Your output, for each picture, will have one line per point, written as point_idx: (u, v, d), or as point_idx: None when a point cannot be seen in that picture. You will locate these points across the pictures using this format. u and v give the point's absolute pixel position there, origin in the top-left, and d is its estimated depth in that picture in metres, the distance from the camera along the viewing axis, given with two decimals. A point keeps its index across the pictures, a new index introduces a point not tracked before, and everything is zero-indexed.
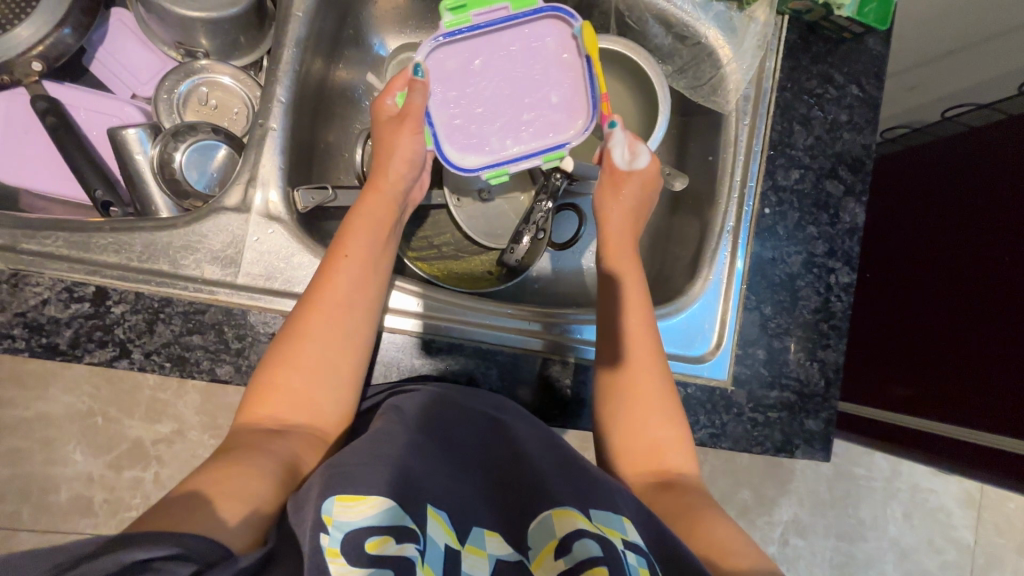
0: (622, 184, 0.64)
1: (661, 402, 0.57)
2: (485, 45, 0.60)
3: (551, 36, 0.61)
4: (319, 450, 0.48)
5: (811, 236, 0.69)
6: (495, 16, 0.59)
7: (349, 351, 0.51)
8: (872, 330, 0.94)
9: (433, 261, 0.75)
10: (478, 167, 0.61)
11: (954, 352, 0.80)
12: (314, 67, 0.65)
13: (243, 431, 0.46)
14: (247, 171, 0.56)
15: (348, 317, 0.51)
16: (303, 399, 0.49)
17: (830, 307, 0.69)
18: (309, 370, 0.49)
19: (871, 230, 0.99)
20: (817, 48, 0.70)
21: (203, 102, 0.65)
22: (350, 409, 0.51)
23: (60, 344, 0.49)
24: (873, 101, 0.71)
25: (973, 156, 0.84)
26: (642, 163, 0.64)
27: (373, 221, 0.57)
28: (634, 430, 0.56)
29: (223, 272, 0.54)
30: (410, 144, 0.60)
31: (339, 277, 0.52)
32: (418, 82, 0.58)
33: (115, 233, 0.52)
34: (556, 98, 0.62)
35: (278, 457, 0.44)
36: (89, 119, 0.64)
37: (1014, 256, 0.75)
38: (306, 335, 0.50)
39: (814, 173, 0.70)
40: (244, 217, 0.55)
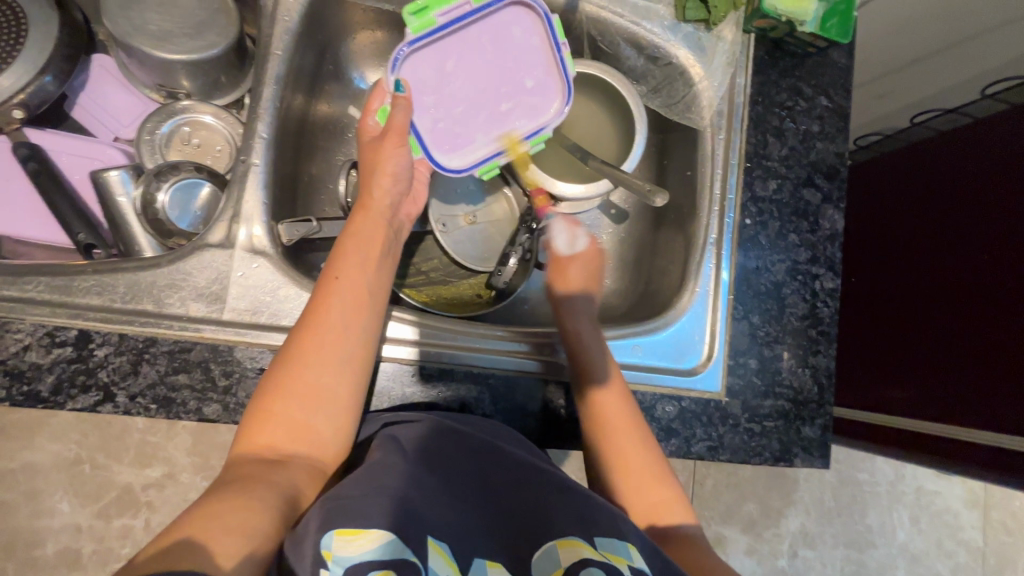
0: (566, 268, 0.69)
1: (651, 459, 0.57)
2: (452, 46, 0.61)
3: (514, 22, 0.62)
4: (315, 477, 0.47)
5: (793, 244, 0.70)
6: (458, 13, 0.59)
7: (346, 376, 0.50)
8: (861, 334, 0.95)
9: (421, 288, 0.74)
10: (469, 165, 0.63)
11: (942, 352, 0.80)
12: (295, 102, 0.66)
13: (240, 462, 0.46)
14: (231, 207, 0.56)
15: (345, 340, 0.51)
16: (301, 426, 0.48)
17: (817, 313, 0.70)
18: (306, 395, 0.49)
19: (853, 235, 1.01)
20: (785, 63, 0.72)
21: (186, 142, 0.65)
22: (348, 434, 0.50)
23: (42, 391, 0.48)
24: (843, 111, 0.73)
25: (943, 156, 0.87)
26: (580, 245, 0.70)
27: (367, 243, 0.57)
28: (637, 488, 0.57)
29: (208, 309, 0.53)
30: (397, 158, 0.60)
31: (333, 299, 0.52)
32: (401, 97, 0.59)
33: (98, 275, 0.52)
34: (532, 83, 0.63)
35: (278, 490, 0.43)
36: (73, 164, 0.63)
37: (994, 253, 0.76)
38: (304, 358, 0.49)
39: (791, 182, 0.71)
40: (228, 252, 0.55)
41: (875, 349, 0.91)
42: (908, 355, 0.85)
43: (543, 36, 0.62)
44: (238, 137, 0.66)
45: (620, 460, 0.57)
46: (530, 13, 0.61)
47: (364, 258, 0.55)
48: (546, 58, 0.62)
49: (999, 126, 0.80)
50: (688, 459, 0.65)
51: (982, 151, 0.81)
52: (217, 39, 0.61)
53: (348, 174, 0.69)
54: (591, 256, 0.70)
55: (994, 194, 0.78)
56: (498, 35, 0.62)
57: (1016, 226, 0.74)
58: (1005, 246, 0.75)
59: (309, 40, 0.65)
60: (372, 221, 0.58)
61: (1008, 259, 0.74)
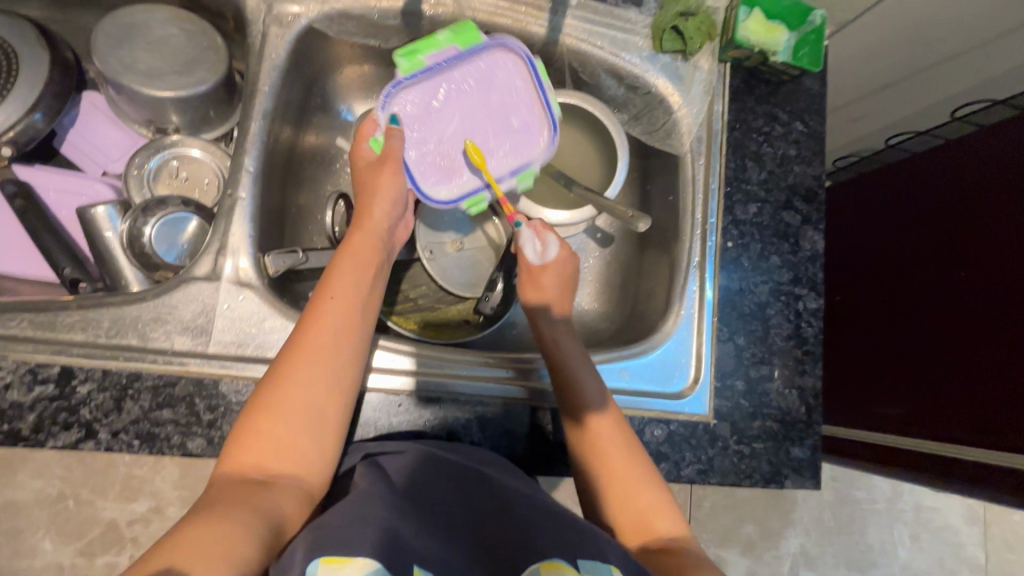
0: (539, 278, 0.65)
1: (636, 469, 0.56)
2: (442, 86, 0.63)
3: (500, 64, 0.64)
4: (302, 499, 0.47)
5: (775, 265, 0.72)
6: (447, 56, 0.62)
7: (334, 395, 0.50)
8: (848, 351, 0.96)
9: (411, 315, 0.75)
10: (456, 199, 0.65)
11: (925, 365, 0.82)
12: (283, 134, 0.68)
13: (224, 484, 0.45)
14: (217, 240, 0.56)
15: (335, 359, 0.51)
16: (289, 446, 0.48)
17: (802, 333, 0.71)
18: (293, 414, 0.48)
19: (838, 252, 1.03)
20: (760, 90, 0.75)
21: (174, 175, 0.66)
22: (333, 456, 0.50)
23: (23, 430, 0.48)
24: (818, 136, 0.75)
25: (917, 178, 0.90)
26: (551, 254, 0.65)
27: (360, 263, 0.57)
28: (621, 499, 0.55)
29: (194, 342, 0.53)
30: (391, 184, 0.61)
31: (323, 317, 0.52)
32: (394, 129, 0.61)
33: (82, 310, 0.52)
34: (519, 121, 0.65)
35: (261, 513, 0.42)
36: (60, 200, 0.63)
37: (968, 268, 0.78)
38: (294, 377, 0.49)
39: (771, 205, 0.73)
40: (214, 285, 0.55)
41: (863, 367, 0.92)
42: (896, 372, 0.86)
43: (530, 76, 0.64)
44: (226, 169, 0.66)
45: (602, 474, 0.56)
46: (516, 54, 0.63)
47: (359, 277, 0.56)
48: (533, 97, 0.65)
49: (972, 147, 0.82)
50: (678, 483, 0.64)
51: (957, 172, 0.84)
52: (206, 76, 0.63)
53: (335, 205, 0.71)
54: (564, 262, 0.66)
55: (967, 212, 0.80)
56: (486, 77, 0.64)
57: (992, 242, 0.76)
58: (982, 262, 0.77)
59: (296, 74, 0.66)
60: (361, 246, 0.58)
61: (985, 274, 0.76)
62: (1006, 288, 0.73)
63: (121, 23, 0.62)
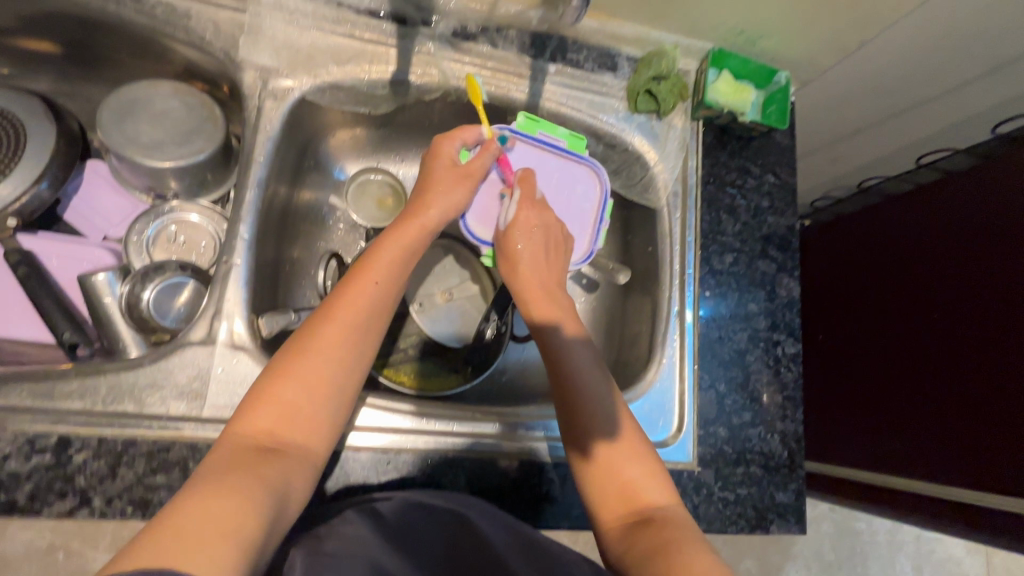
0: (508, 244, 0.66)
1: (631, 446, 0.57)
2: (535, 157, 0.71)
3: (583, 181, 0.72)
4: (306, 472, 0.49)
5: (753, 313, 0.74)
6: (551, 142, 0.70)
7: (353, 375, 0.53)
8: (840, 395, 1.01)
9: (403, 367, 0.77)
10: (482, 243, 0.69)
11: (918, 403, 0.86)
12: (279, 193, 0.71)
13: (237, 443, 0.47)
14: (213, 305, 0.59)
15: (362, 341, 0.53)
16: (303, 417, 0.50)
17: (782, 378, 0.73)
18: (314, 386, 0.50)
19: (831, 293, 1.08)
20: (732, 145, 0.78)
21: (172, 239, 0.69)
22: (339, 433, 0.52)
23: (19, 499, 0.49)
24: (789, 187, 0.79)
25: (891, 226, 0.97)
26: (512, 214, 0.67)
27: (400, 248, 0.59)
28: (607, 472, 0.56)
29: (189, 406, 0.55)
30: (462, 195, 0.65)
31: (356, 297, 0.54)
32: (493, 147, 0.66)
33: (80, 378, 0.53)
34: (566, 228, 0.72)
35: (269, 483, 0.44)
36: (61, 265, 0.65)
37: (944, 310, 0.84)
38: (315, 351, 0.51)
39: (747, 255, 0.76)
40: (209, 349, 0.57)
41: (863, 413, 0.96)
42: (892, 411, 0.91)
43: (595, 207, 0.73)
44: (223, 232, 0.70)
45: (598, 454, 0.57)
46: (597, 181, 0.72)
47: (395, 261, 0.58)
48: (586, 222, 0.73)
49: (936, 198, 0.90)
50: None
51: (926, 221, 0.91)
52: (204, 145, 0.66)
53: (327, 265, 0.74)
54: (527, 220, 0.67)
55: (937, 257, 0.87)
56: (567, 179, 0.72)
57: (966, 287, 0.82)
58: (959, 304, 0.83)
59: (290, 140, 0.70)
60: (395, 233, 0.60)
61: (965, 316, 0.81)
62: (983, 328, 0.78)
63: (123, 98, 0.65)
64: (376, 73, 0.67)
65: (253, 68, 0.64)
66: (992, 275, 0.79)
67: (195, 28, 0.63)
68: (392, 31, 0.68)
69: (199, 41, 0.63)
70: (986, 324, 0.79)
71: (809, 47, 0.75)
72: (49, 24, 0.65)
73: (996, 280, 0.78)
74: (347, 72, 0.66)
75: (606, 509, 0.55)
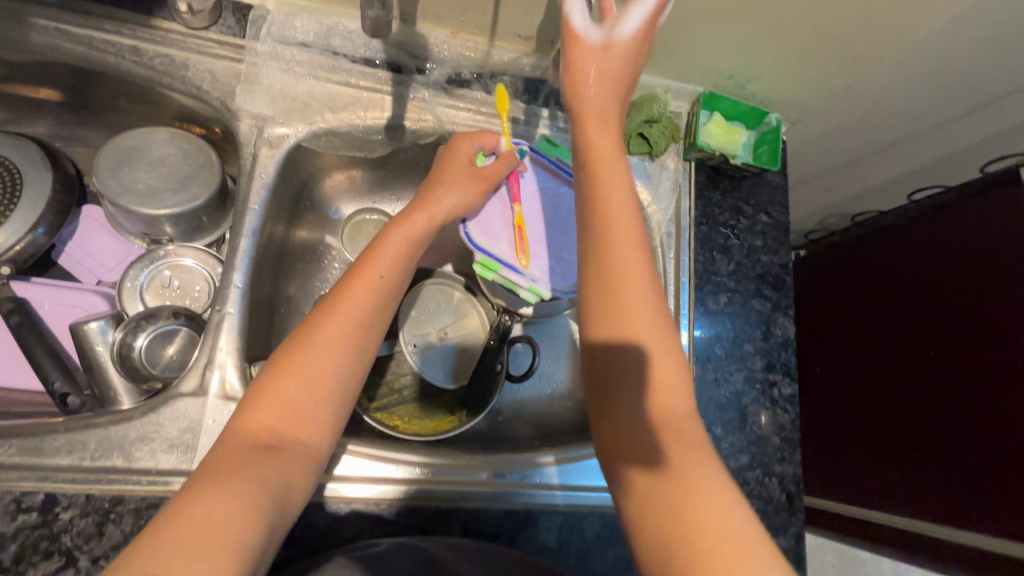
0: (587, 68, 0.52)
1: (661, 336, 0.48)
2: (545, 179, 0.71)
3: None
4: (306, 466, 0.49)
5: (749, 353, 0.74)
6: (562, 168, 0.71)
7: (353, 368, 0.54)
8: (836, 433, 1.03)
9: (396, 411, 0.76)
10: (475, 246, 0.66)
11: (918, 441, 0.88)
12: (276, 232, 0.71)
13: (238, 436, 0.47)
14: (205, 355, 0.59)
15: (363, 336, 0.54)
16: (304, 411, 0.50)
17: (779, 419, 0.73)
18: (314, 381, 0.51)
19: (826, 327, 1.08)
20: (725, 185, 0.79)
21: (166, 284, 0.68)
22: (339, 428, 0.53)
23: (3, 561, 0.48)
24: (782, 226, 0.79)
25: (877, 266, 1.00)
26: (621, 34, 0.52)
27: (401, 246, 0.60)
28: (631, 360, 0.47)
29: (179, 460, 0.54)
30: (474, 197, 0.64)
31: (358, 293, 0.55)
32: (512, 158, 0.66)
33: (69, 433, 0.53)
34: (563, 254, 0.70)
35: (268, 478, 0.45)
36: (53, 312, 0.65)
37: (932, 350, 0.87)
38: (315, 346, 0.52)
39: (741, 295, 0.76)
40: (201, 400, 0.57)
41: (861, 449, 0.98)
42: (889, 449, 0.92)
43: None
44: (217, 275, 0.69)
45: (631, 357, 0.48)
46: None
47: (397, 258, 0.59)
48: None
49: (923, 237, 0.92)
50: None
51: (914, 259, 0.93)
52: (200, 191, 0.66)
53: None
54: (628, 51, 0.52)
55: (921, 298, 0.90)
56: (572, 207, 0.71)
57: (951, 327, 0.85)
58: (949, 345, 0.85)
59: (285, 183, 0.70)
60: (403, 227, 0.61)
61: (957, 356, 0.83)
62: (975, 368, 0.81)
63: (120, 146, 0.66)
64: (371, 119, 0.68)
65: (250, 117, 0.65)
66: (980, 315, 0.81)
67: (193, 78, 0.64)
68: (387, 78, 0.69)
69: (196, 90, 0.64)
70: (976, 363, 0.81)
71: (797, 90, 0.77)
72: (49, 73, 0.66)
73: (981, 322, 0.81)
74: (342, 118, 0.67)
75: (615, 431, 0.47)
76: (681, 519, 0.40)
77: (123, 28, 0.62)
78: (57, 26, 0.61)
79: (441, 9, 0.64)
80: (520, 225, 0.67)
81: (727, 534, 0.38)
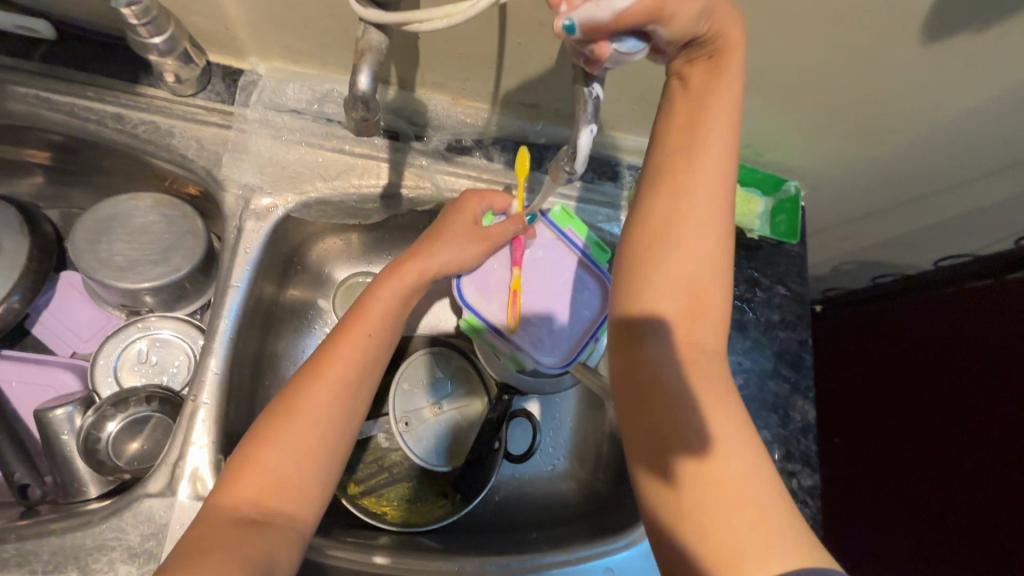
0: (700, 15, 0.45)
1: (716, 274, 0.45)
2: (553, 246, 0.68)
3: (591, 289, 0.67)
4: (293, 543, 0.45)
5: (765, 441, 0.69)
6: (572, 238, 0.67)
7: (345, 428, 0.50)
8: (865, 511, 0.98)
9: (384, 493, 0.71)
10: (464, 302, 0.66)
11: (952, 518, 0.83)
12: (265, 295, 0.66)
13: (217, 519, 0.43)
14: (176, 450, 0.54)
15: (354, 394, 0.51)
16: (290, 483, 0.46)
17: (799, 515, 0.67)
18: (302, 449, 0.47)
19: (852, 393, 1.03)
20: (740, 255, 0.74)
21: (142, 359, 0.64)
22: (327, 499, 0.49)
23: None
24: (802, 299, 0.74)
25: (887, 335, 0.96)
26: None
27: (399, 298, 0.56)
28: (684, 282, 0.45)
29: (139, 571, 0.49)
30: (471, 257, 0.61)
31: (348, 351, 0.52)
32: (518, 220, 0.63)
33: (21, 542, 0.49)
34: (555, 324, 0.66)
35: (252, 565, 0.40)
36: (20, 389, 0.62)
37: (953, 423, 0.84)
38: (302, 406, 0.48)
39: (758, 376, 0.71)
40: (168, 502, 0.52)
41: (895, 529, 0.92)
42: (923, 527, 0.87)
43: (594, 315, 0.66)
44: (197, 348, 0.65)
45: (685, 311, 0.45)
46: (605, 292, 0.67)
47: (392, 310, 0.55)
48: (579, 329, 0.66)
49: (939, 311, 0.87)
50: None
51: (927, 330, 0.88)
52: (182, 263, 0.63)
53: None
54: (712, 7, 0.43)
55: (937, 370, 0.86)
56: (577, 278, 0.67)
57: (969, 402, 0.82)
58: (970, 420, 0.81)
59: (275, 251, 0.66)
60: (397, 277, 0.57)
61: (979, 431, 0.80)
62: (999, 445, 0.77)
63: (101, 216, 0.63)
64: (366, 188, 0.64)
65: (236, 187, 0.61)
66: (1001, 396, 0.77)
67: (178, 147, 0.60)
68: (384, 145, 0.65)
69: (181, 158, 0.60)
70: (997, 440, 0.78)
71: (817, 157, 0.72)
72: (30, 137, 0.63)
73: (1000, 398, 0.78)
74: (335, 188, 0.63)
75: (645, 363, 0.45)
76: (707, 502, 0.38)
77: (105, 95, 0.59)
78: (36, 93, 0.58)
79: (440, 77, 0.61)
80: (513, 291, 0.65)
81: (742, 506, 0.38)
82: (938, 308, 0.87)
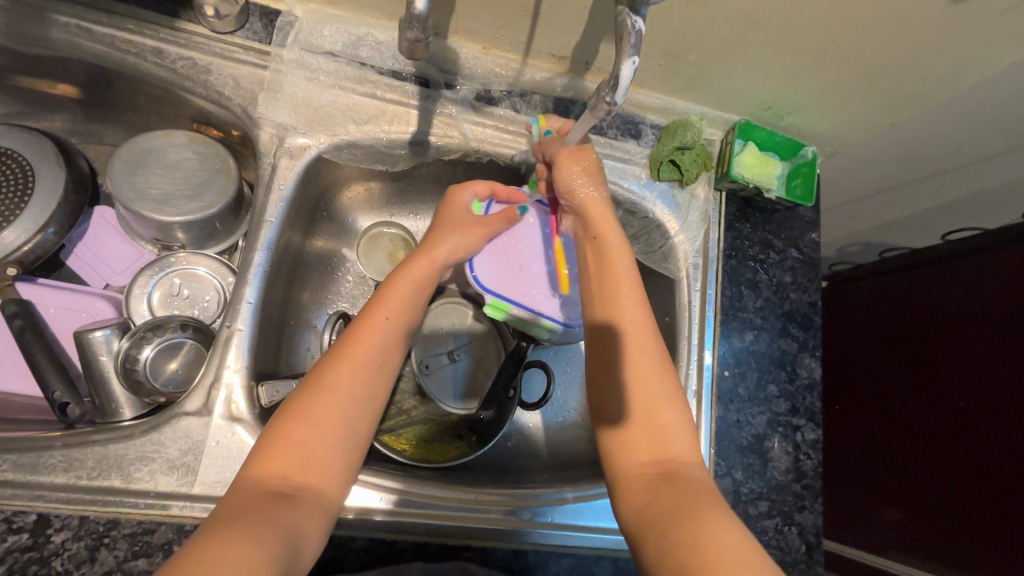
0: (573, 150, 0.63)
1: (662, 368, 0.54)
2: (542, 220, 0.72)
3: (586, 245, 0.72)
4: (320, 516, 0.46)
5: (772, 395, 0.71)
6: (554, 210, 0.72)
7: (370, 410, 0.52)
8: (864, 476, 1.01)
9: (402, 433, 0.74)
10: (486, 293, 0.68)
11: (949, 484, 0.86)
12: (294, 238, 0.68)
13: (249, 489, 0.44)
14: (211, 373, 0.56)
15: (376, 376, 0.53)
16: (316, 458, 0.48)
17: (801, 466, 0.70)
18: (328, 425, 0.49)
19: (856, 366, 1.05)
20: (756, 217, 0.76)
21: (175, 292, 0.67)
22: (351, 480, 0.50)
23: None
24: (813, 262, 0.76)
25: (893, 306, 0.98)
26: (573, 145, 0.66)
27: (415, 287, 0.59)
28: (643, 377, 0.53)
29: (178, 482, 0.52)
30: (471, 243, 0.65)
31: (372, 333, 0.54)
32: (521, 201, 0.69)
33: (66, 449, 0.51)
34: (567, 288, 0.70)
35: (282, 533, 0.42)
36: (57, 316, 0.64)
37: (954, 389, 0.87)
38: (327, 388, 0.50)
39: (768, 333, 0.73)
40: (205, 420, 0.54)
41: (891, 495, 0.96)
42: (920, 492, 0.90)
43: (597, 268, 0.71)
44: (227, 285, 0.67)
45: (637, 392, 0.53)
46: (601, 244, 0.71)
47: (409, 301, 0.58)
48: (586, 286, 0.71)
49: (955, 284, 0.88)
50: None
51: (941, 304, 0.90)
52: (215, 199, 0.64)
53: (332, 328, 0.69)
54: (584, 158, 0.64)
55: (942, 340, 0.89)
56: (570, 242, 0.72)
57: (965, 364, 0.85)
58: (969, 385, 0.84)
59: (305, 193, 0.67)
60: (409, 268, 0.60)
61: (976, 395, 0.83)
62: (998, 410, 0.80)
63: (136, 150, 0.64)
64: (395, 133, 0.66)
65: (271, 126, 0.63)
66: (1005, 359, 0.79)
67: (215, 84, 0.62)
68: (414, 93, 0.66)
69: (217, 95, 0.62)
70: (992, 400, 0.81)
71: (837, 123, 0.74)
72: (68, 70, 0.64)
73: (995, 361, 0.81)
74: (366, 131, 0.65)
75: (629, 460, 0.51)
76: (688, 551, 0.41)
77: (145, 29, 0.60)
78: (78, 23, 0.59)
79: (475, 26, 0.62)
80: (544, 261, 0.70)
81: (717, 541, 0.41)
82: (946, 282, 0.89)
